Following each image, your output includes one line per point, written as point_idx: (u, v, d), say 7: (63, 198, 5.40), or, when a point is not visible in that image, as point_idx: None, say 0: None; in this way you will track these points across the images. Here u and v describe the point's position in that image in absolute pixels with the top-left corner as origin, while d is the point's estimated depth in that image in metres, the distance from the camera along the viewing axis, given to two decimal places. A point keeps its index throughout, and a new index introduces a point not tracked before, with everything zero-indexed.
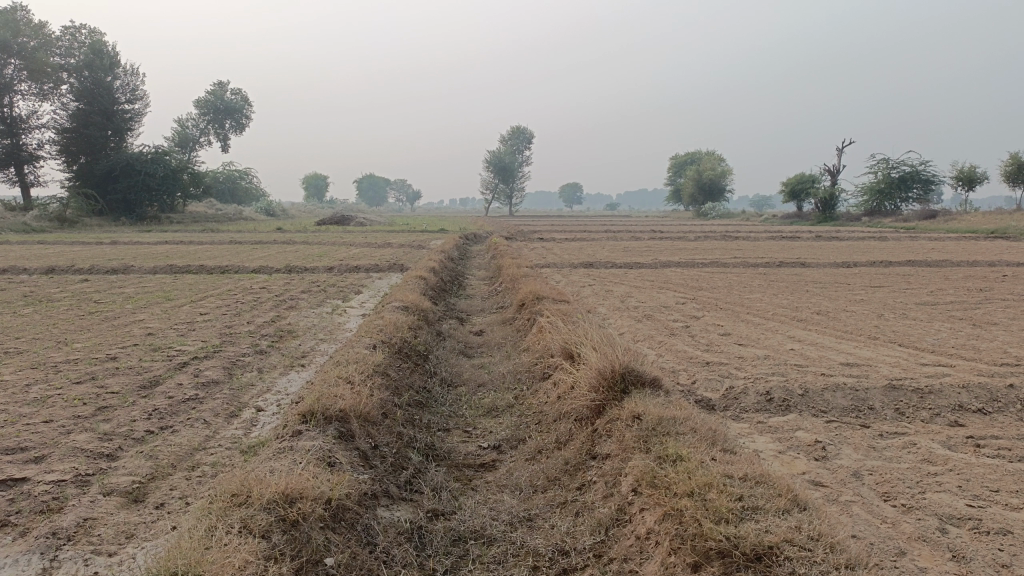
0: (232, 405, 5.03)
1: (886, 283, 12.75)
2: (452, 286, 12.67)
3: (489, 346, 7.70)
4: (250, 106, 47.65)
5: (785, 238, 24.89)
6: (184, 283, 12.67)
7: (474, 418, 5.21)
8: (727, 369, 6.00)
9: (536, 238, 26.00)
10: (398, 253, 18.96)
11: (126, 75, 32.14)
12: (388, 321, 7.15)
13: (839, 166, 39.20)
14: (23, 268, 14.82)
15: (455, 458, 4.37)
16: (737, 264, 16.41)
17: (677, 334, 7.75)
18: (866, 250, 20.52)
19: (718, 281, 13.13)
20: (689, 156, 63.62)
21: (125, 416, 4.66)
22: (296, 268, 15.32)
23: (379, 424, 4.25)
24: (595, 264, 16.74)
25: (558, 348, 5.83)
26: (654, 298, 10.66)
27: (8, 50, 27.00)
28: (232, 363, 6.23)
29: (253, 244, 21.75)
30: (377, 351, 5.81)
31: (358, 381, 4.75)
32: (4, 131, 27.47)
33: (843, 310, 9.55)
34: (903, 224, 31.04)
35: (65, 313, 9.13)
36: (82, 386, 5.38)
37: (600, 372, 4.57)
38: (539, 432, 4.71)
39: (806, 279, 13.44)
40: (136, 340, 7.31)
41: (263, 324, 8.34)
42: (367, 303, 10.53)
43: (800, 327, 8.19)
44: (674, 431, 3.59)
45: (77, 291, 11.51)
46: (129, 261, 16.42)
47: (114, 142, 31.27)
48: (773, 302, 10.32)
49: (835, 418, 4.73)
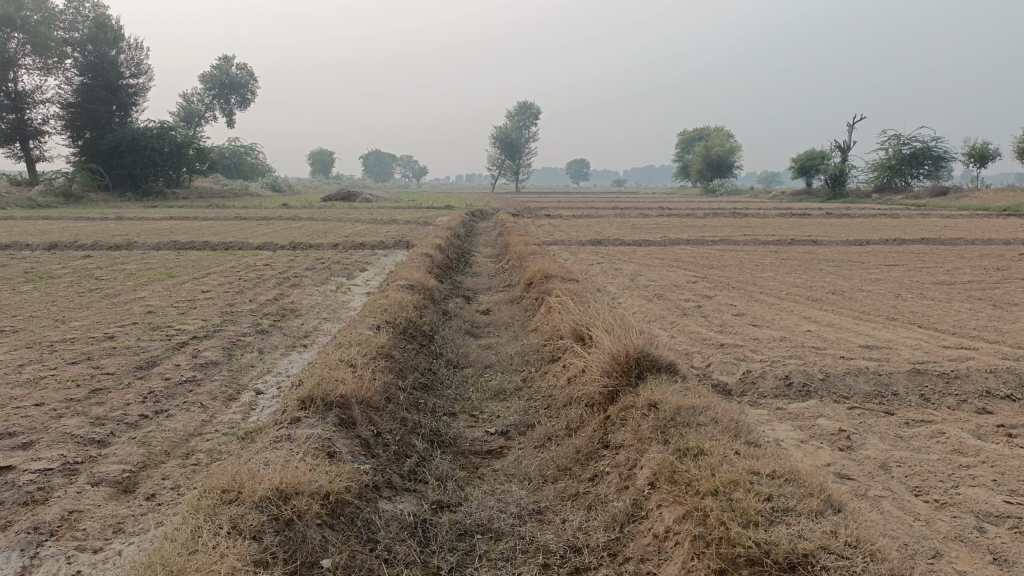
0: (230, 387, 4.85)
1: (900, 262, 12.49)
2: (458, 264, 12.44)
3: (496, 326, 7.51)
4: (255, 81, 47.19)
5: (795, 216, 24.54)
6: (187, 259, 12.50)
7: (482, 402, 5.03)
8: (742, 351, 5.80)
9: (542, 215, 25.76)
10: (403, 229, 18.77)
11: (129, 49, 31.82)
12: (392, 300, 6.94)
13: (850, 143, 38.65)
14: (25, 243, 14.67)
15: (462, 445, 4.19)
16: (748, 242, 16.12)
17: (689, 314, 7.55)
18: (878, 227, 20.22)
19: (728, 259, 12.89)
20: (697, 132, 62.95)
21: (119, 399, 4.49)
22: (301, 245, 15.13)
23: (382, 410, 4.07)
24: (604, 241, 16.49)
25: (568, 329, 5.62)
26: (664, 277, 10.44)
27: (11, 24, 26.65)
28: (232, 343, 6.04)
29: (258, 220, 21.57)
30: (381, 332, 5.62)
31: (361, 364, 4.56)
32: (8, 106, 27.22)
33: (859, 289, 9.32)
34: (913, 201, 30.67)
35: (65, 291, 8.96)
36: (76, 367, 5.21)
37: (613, 357, 4.36)
38: (548, 417, 4.53)
39: (818, 257, 13.16)
40: (135, 319, 7.13)
41: (265, 302, 8.15)
42: (372, 281, 10.31)
43: (817, 307, 7.96)
44: (694, 421, 3.39)
45: (78, 268, 11.32)
46: (132, 237, 16.25)
47: (119, 117, 31.03)
48: (786, 281, 10.09)
49: (858, 405, 4.54)
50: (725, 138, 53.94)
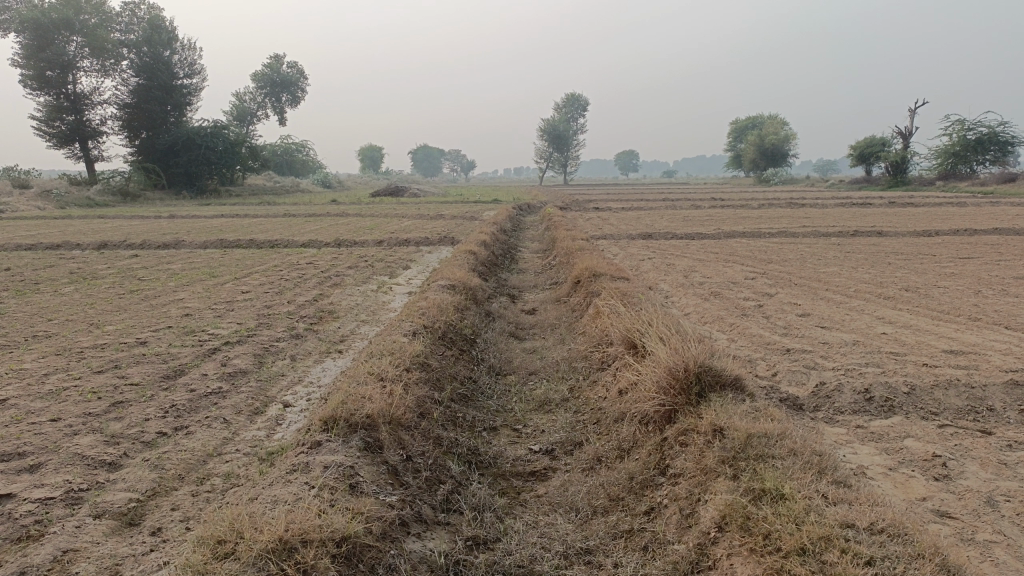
0: (257, 400, 4.53)
1: (974, 254, 11.68)
2: (504, 261, 12.07)
3: (542, 328, 7.09)
4: (305, 79, 47.50)
5: (855, 205, 23.55)
6: (231, 258, 12.37)
7: (525, 415, 4.64)
8: (812, 357, 5.29)
9: (590, 207, 25.24)
10: (449, 224, 18.51)
11: (184, 50, 32.21)
12: (432, 302, 6.58)
13: (912, 129, 37.07)
14: (76, 243, 14.79)
15: (502, 467, 3.81)
16: (807, 234, 15.40)
17: (750, 315, 7.03)
18: (945, 216, 19.22)
19: (787, 252, 12.23)
20: (750, 121, 61.45)
21: (138, 414, 4.21)
22: (345, 241, 14.96)
23: (414, 430, 3.71)
24: (654, 235, 15.93)
25: (619, 335, 5.17)
26: (720, 273, 9.90)
27: (71, 28, 27.06)
28: (265, 348, 5.76)
29: (307, 217, 21.56)
30: (417, 338, 5.26)
31: (392, 378, 4.19)
32: (68, 108, 27.72)
33: (933, 286, 8.65)
34: (980, 188, 29.27)
35: (106, 292, 8.84)
36: (100, 377, 4.96)
37: (671, 372, 3.89)
38: (598, 435, 4.13)
39: (884, 250, 12.42)
40: (170, 322, 6.93)
41: (304, 304, 7.89)
42: (415, 280, 10.00)
43: (890, 307, 7.35)
44: (768, 453, 2.93)
45: (124, 268, 11.28)
46: (181, 235, 16.29)
47: (174, 117, 31.45)
48: (853, 276, 9.45)
49: (949, 423, 4.01)
50: (779, 126, 52.51)
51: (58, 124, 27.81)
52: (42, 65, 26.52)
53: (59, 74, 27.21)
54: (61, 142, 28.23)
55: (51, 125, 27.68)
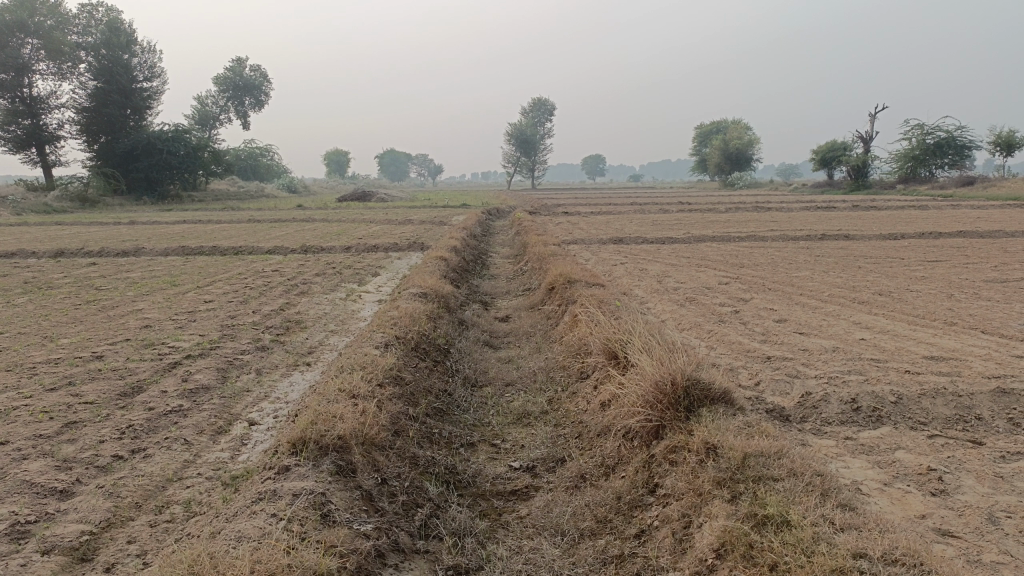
0: (221, 418, 4.29)
1: (942, 257, 11.76)
2: (475, 267, 11.88)
3: (517, 337, 6.92)
4: (269, 82, 46.80)
5: (820, 209, 23.72)
6: (194, 266, 12.01)
7: (504, 428, 4.46)
8: (794, 365, 5.20)
9: (559, 212, 25.15)
10: (418, 230, 18.25)
11: (144, 53, 31.49)
12: (405, 311, 6.37)
13: (873, 133, 37.66)
14: (31, 251, 14.27)
15: (482, 487, 3.63)
16: (776, 238, 15.44)
17: (727, 321, 6.94)
18: (909, 220, 19.45)
19: (759, 257, 12.21)
20: (715, 125, 62.03)
21: (92, 436, 3.95)
22: (312, 248, 14.65)
23: (389, 449, 3.51)
24: (625, 239, 15.85)
25: (599, 345, 5.01)
26: (694, 278, 9.82)
27: (25, 30, 26.32)
28: (229, 361, 5.50)
29: (272, 223, 21.13)
30: (390, 350, 5.06)
31: (365, 395, 3.97)
32: (24, 112, 26.91)
33: (906, 290, 8.65)
34: (940, 191, 29.78)
35: (60, 303, 8.47)
36: (53, 396, 4.66)
37: (657, 385, 3.75)
38: (580, 450, 3.97)
39: (852, 253, 12.47)
40: (128, 334, 6.62)
41: (269, 313, 7.61)
42: (384, 287, 9.76)
43: (866, 311, 7.31)
44: (767, 475, 2.79)
45: (80, 277, 10.87)
46: (141, 243, 15.81)
47: (134, 120, 30.73)
48: (825, 280, 9.43)
49: (938, 434, 3.92)
50: (743, 130, 53.07)
51: (13, 128, 27.00)
52: None
53: (13, 77, 26.42)
54: (16, 147, 27.43)
55: (7, 129, 26.87)
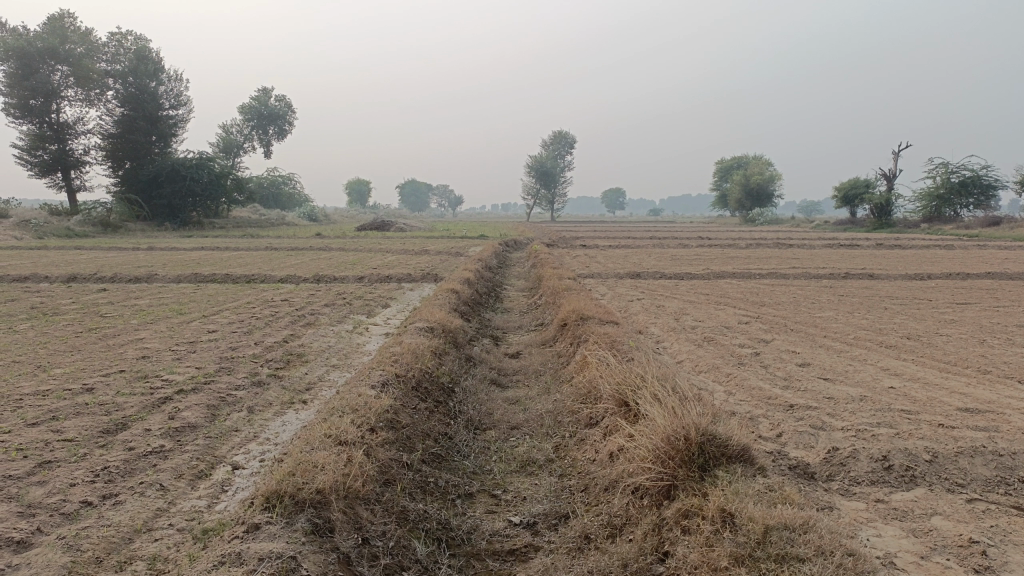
0: (203, 461, 4.03)
1: (970, 300, 11.35)
2: (488, 299, 11.65)
3: (526, 375, 6.62)
4: (294, 113, 47.33)
5: (842, 246, 23.36)
6: (203, 294, 11.86)
7: (505, 477, 4.17)
8: (818, 415, 4.87)
9: (578, 245, 24.92)
10: (433, 261, 18.10)
11: (171, 81, 31.94)
12: (408, 348, 6.10)
13: (895, 171, 37.30)
14: (44, 275, 14.22)
15: (477, 545, 3.32)
16: (798, 276, 15.08)
17: (747, 364, 6.61)
18: (934, 259, 19.03)
19: (780, 295, 11.87)
20: (736, 161, 61.83)
21: (64, 478, 3.68)
22: (325, 277, 14.48)
23: (375, 504, 3.25)
24: (642, 274, 15.57)
25: (609, 390, 4.71)
26: (713, 316, 9.50)
27: (57, 57, 26.69)
28: (221, 398, 5.25)
29: (289, 251, 21.07)
30: (387, 390, 4.79)
31: (354, 442, 3.72)
32: (51, 137, 27.21)
33: (936, 334, 8.27)
34: (965, 231, 29.25)
35: (62, 330, 8.30)
36: (32, 431, 4.42)
37: (670, 440, 3.45)
38: (585, 506, 3.67)
39: (877, 294, 12.10)
40: (123, 365, 6.39)
41: (271, 346, 7.38)
42: (393, 320, 9.54)
43: (894, 357, 6.95)
44: (793, 557, 2.49)
45: (87, 303, 10.74)
46: (155, 269, 15.73)
47: (159, 147, 31.05)
48: (850, 322, 9.07)
49: (978, 498, 3.57)
50: (764, 166, 52.84)
51: (41, 153, 27.27)
52: (26, 94, 26.09)
53: (42, 103, 26.76)
54: (42, 171, 27.68)
55: (34, 154, 27.15)
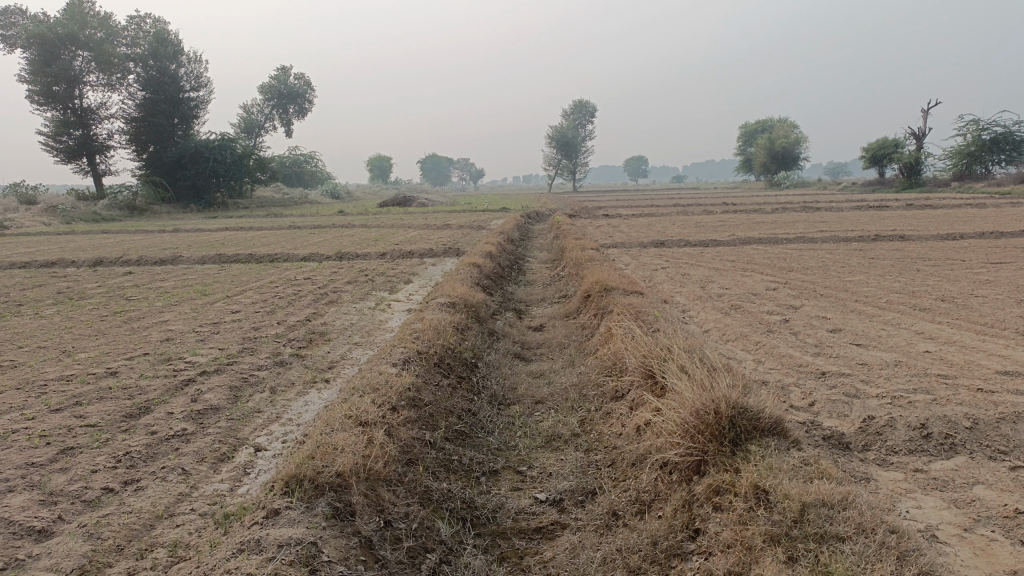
0: (224, 443, 4.00)
1: (1005, 259, 11.03)
2: (511, 272, 11.55)
3: (550, 348, 6.53)
4: (313, 91, 47.23)
5: (871, 208, 22.88)
6: (227, 274, 11.88)
7: (530, 452, 4.09)
8: (851, 382, 4.72)
9: (601, 215, 24.67)
10: (455, 235, 18.00)
11: (190, 62, 31.95)
12: (429, 324, 6.03)
13: (925, 129, 36.42)
14: (71, 260, 14.34)
15: (502, 524, 3.25)
16: (826, 240, 14.78)
17: (776, 331, 6.46)
18: (966, 218, 18.57)
19: (809, 259, 11.63)
20: (760, 125, 60.77)
21: (86, 464, 3.66)
22: (347, 254, 14.46)
23: (396, 485, 3.19)
24: (667, 242, 15.35)
25: (635, 362, 4.60)
26: (740, 283, 9.33)
27: (77, 43, 26.74)
28: (243, 379, 5.22)
29: (312, 229, 21.09)
30: (409, 368, 4.73)
31: (374, 422, 3.66)
32: (75, 122, 27.36)
33: (972, 295, 8.04)
34: (998, 188, 28.55)
35: (87, 314, 8.35)
36: (56, 417, 4.42)
37: (698, 414, 3.35)
38: (612, 481, 3.58)
39: (909, 255, 11.81)
40: (147, 348, 6.39)
41: (294, 325, 7.35)
42: (415, 295, 9.48)
43: (928, 320, 6.76)
44: (832, 537, 2.38)
45: (113, 286, 10.81)
46: (180, 250, 15.81)
47: (181, 130, 31.15)
48: (881, 285, 8.85)
49: (1023, 465, 3.42)
50: (789, 128, 51.89)
51: (66, 139, 27.47)
52: (49, 80, 26.23)
53: (65, 89, 26.90)
54: (68, 157, 27.90)
55: (59, 140, 27.36)
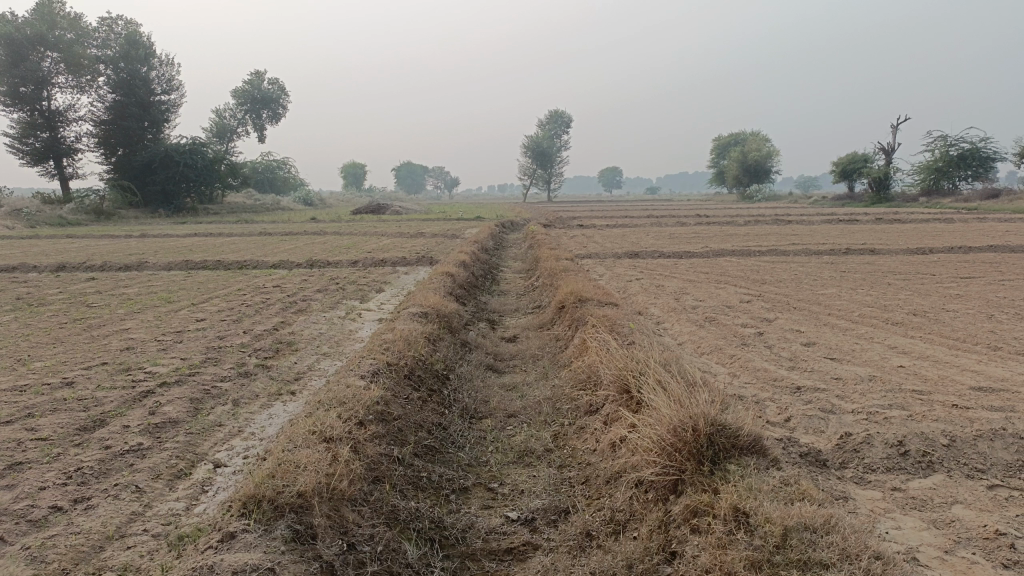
0: (182, 459, 3.83)
1: (975, 274, 11.14)
2: (485, 282, 11.44)
3: (523, 360, 6.42)
4: (287, 96, 46.83)
5: (842, 221, 23.13)
6: (194, 281, 11.62)
7: (502, 468, 3.97)
8: (827, 397, 4.67)
9: (575, 225, 24.67)
10: (429, 243, 17.85)
11: (162, 66, 31.50)
12: (400, 334, 5.89)
13: (893, 145, 37.00)
14: (33, 265, 13.97)
15: (472, 544, 3.12)
16: (799, 252, 14.85)
17: (751, 344, 6.41)
18: (935, 233, 18.80)
19: (782, 272, 11.65)
20: (733, 137, 61.37)
21: (34, 480, 3.48)
22: (319, 262, 14.25)
23: (362, 504, 3.06)
24: (641, 253, 15.33)
25: (610, 376, 4.51)
26: (714, 295, 9.30)
27: (45, 44, 26.21)
28: (205, 390, 5.04)
29: (283, 236, 20.83)
30: (377, 381, 4.59)
31: (340, 438, 3.53)
32: (43, 124, 26.83)
33: (944, 309, 8.06)
34: (965, 203, 29.04)
35: (46, 321, 8.08)
36: (5, 430, 4.21)
37: (676, 432, 3.26)
38: (587, 499, 3.48)
39: (880, 269, 11.89)
40: (106, 357, 6.17)
41: (261, 334, 7.16)
42: (387, 305, 9.32)
43: (901, 334, 6.75)
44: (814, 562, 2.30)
45: (75, 292, 10.52)
46: (147, 256, 15.47)
47: (152, 134, 30.68)
48: (854, 299, 8.87)
49: (1001, 484, 3.37)
50: (761, 141, 52.44)
51: (32, 141, 26.89)
52: (15, 81, 25.67)
53: (33, 90, 26.36)
54: (34, 160, 27.31)
55: (25, 142, 26.77)
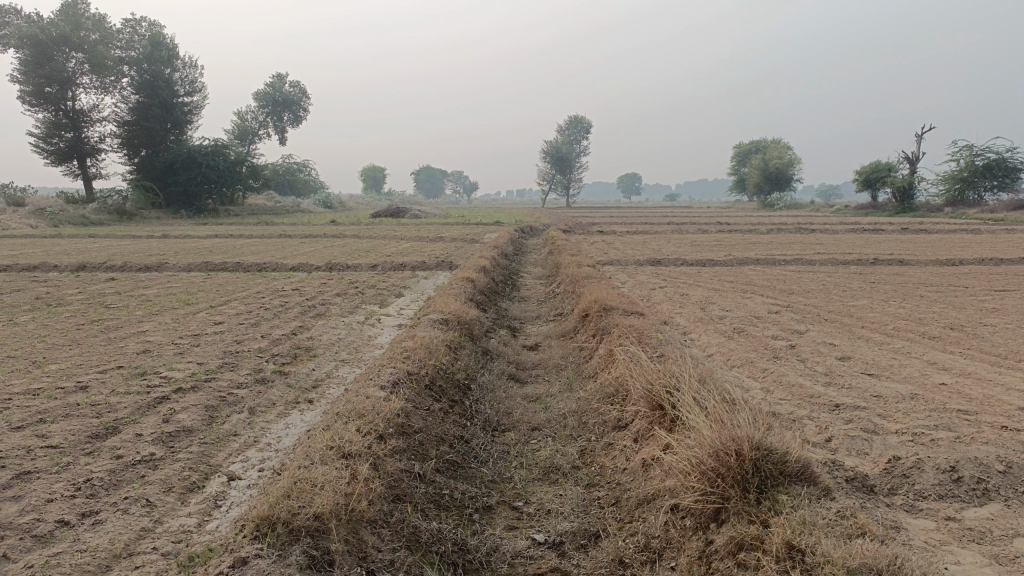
0: (195, 471, 3.68)
1: (1007, 287, 10.81)
2: (505, 288, 11.26)
3: (546, 370, 6.23)
4: (308, 100, 47.01)
5: (866, 231, 22.75)
6: (213, 283, 11.54)
7: (527, 486, 3.78)
8: (867, 416, 4.44)
9: (595, 230, 24.46)
10: (447, 247, 17.71)
11: (185, 67, 31.66)
12: (420, 342, 5.72)
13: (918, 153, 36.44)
14: (54, 264, 13.95)
15: (497, 570, 2.94)
16: (824, 262, 14.54)
17: (782, 357, 6.19)
18: (962, 244, 18.41)
19: (809, 282, 11.38)
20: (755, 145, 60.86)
21: (41, 492, 3.33)
22: (337, 265, 14.14)
23: (382, 526, 2.89)
24: (663, 261, 15.08)
25: (640, 391, 4.32)
26: (740, 305, 9.07)
27: (70, 44, 26.38)
28: (221, 398, 4.89)
29: (303, 238, 20.76)
30: (398, 391, 4.42)
31: (359, 453, 3.36)
32: (67, 124, 26.98)
33: (981, 324, 7.78)
34: (991, 214, 28.51)
35: (63, 322, 8.00)
36: (15, 436, 4.08)
37: (718, 455, 3.06)
38: (619, 522, 3.28)
39: (909, 280, 11.58)
40: (121, 361, 6.05)
41: (278, 339, 7.02)
42: (406, 310, 9.16)
43: (939, 349, 6.49)
44: None
45: (94, 293, 10.46)
46: (166, 257, 15.43)
47: (174, 135, 30.85)
48: (886, 311, 8.59)
49: None
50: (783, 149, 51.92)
51: (57, 141, 27.09)
52: (41, 82, 25.85)
53: (58, 91, 26.56)
54: (58, 160, 27.50)
55: (50, 142, 26.96)
